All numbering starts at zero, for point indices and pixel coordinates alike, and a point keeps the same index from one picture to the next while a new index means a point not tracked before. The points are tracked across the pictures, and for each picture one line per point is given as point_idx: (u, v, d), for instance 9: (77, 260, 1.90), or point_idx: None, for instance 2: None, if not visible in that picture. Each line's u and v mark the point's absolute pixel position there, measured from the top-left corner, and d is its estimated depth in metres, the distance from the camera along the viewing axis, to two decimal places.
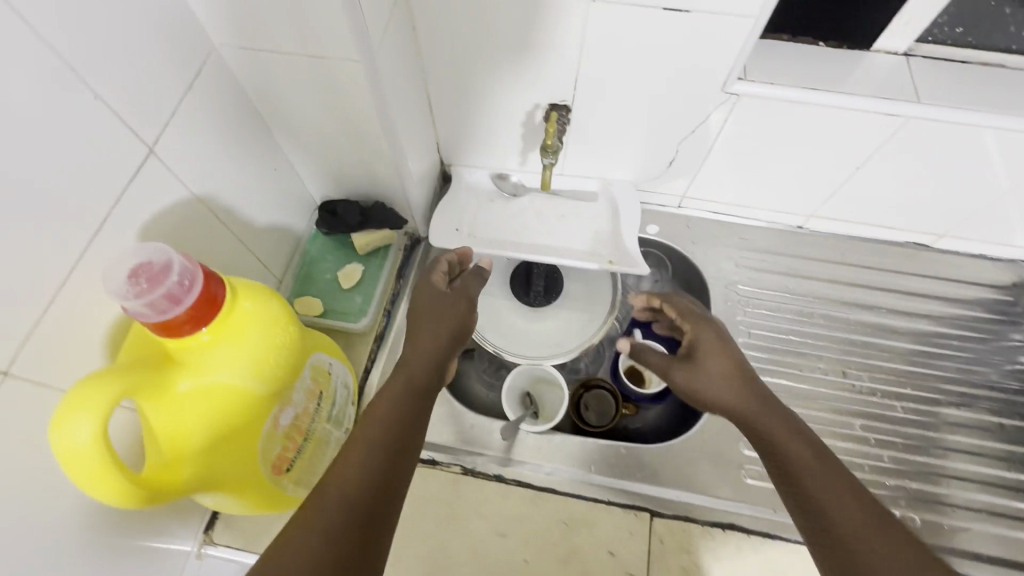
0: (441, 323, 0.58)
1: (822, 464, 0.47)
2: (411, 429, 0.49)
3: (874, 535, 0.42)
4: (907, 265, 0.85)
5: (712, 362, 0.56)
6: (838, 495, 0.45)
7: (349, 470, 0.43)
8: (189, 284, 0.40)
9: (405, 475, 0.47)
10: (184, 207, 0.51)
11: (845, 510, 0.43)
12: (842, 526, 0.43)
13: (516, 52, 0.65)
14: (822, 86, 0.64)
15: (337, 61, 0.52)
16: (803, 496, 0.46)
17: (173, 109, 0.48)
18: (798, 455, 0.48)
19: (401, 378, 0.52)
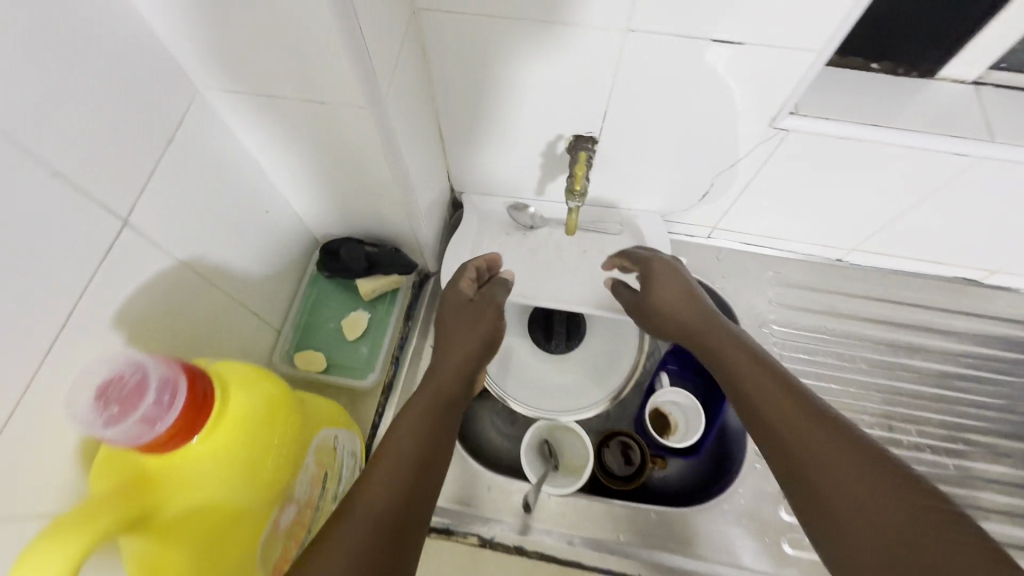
0: (468, 335, 0.63)
1: (797, 408, 0.45)
2: (438, 442, 0.49)
3: (849, 466, 0.39)
4: (955, 302, 0.78)
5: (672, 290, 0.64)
6: (814, 431, 0.43)
7: (381, 479, 0.43)
8: (169, 398, 0.35)
9: (433, 487, 0.46)
10: (169, 275, 0.45)
11: (818, 447, 0.42)
12: (815, 465, 0.41)
13: (539, 81, 0.58)
14: (881, 121, 0.58)
15: (342, 106, 0.45)
16: (779, 443, 0.44)
17: (152, 169, 0.41)
18: (773, 400, 0.47)
19: (423, 397, 0.54)
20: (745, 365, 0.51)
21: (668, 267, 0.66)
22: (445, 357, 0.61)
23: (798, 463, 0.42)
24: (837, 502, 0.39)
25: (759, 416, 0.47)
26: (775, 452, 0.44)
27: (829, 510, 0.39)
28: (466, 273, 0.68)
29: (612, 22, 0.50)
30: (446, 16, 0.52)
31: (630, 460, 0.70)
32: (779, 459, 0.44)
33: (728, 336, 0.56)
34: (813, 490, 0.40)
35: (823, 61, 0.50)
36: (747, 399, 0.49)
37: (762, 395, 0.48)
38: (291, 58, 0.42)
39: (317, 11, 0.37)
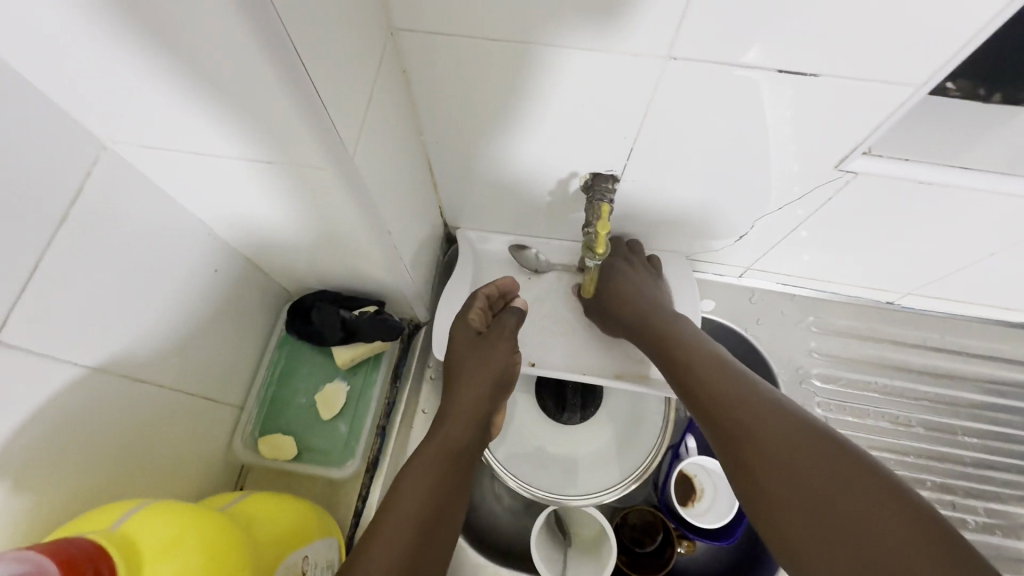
0: (479, 376, 0.54)
1: (756, 408, 0.42)
2: (447, 500, 0.46)
3: (813, 471, 0.36)
4: (1021, 352, 0.69)
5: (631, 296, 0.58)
6: (772, 435, 0.39)
7: (384, 548, 0.40)
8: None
9: (437, 552, 0.43)
10: (79, 384, 0.35)
11: (777, 452, 0.38)
12: (773, 474, 0.38)
13: (550, 115, 0.47)
14: (968, 162, 0.47)
15: (295, 164, 0.35)
16: (737, 454, 0.41)
17: (33, 261, 0.31)
18: (728, 401, 0.43)
19: (438, 441, 0.49)
20: (699, 363, 0.48)
21: (618, 264, 0.61)
22: (455, 402, 0.53)
23: (756, 473, 0.39)
24: (796, 512, 0.35)
25: (713, 419, 0.44)
26: (732, 462, 0.41)
27: (790, 523, 0.36)
28: (476, 301, 0.58)
29: (656, 46, 0.39)
30: (431, 38, 0.41)
31: (652, 543, 0.62)
32: (737, 469, 0.41)
33: (683, 334, 0.53)
34: (773, 501, 0.37)
35: (919, 94, 0.40)
36: (700, 401, 0.45)
37: (716, 396, 0.44)
38: (226, 112, 0.31)
39: (248, 58, 0.27)
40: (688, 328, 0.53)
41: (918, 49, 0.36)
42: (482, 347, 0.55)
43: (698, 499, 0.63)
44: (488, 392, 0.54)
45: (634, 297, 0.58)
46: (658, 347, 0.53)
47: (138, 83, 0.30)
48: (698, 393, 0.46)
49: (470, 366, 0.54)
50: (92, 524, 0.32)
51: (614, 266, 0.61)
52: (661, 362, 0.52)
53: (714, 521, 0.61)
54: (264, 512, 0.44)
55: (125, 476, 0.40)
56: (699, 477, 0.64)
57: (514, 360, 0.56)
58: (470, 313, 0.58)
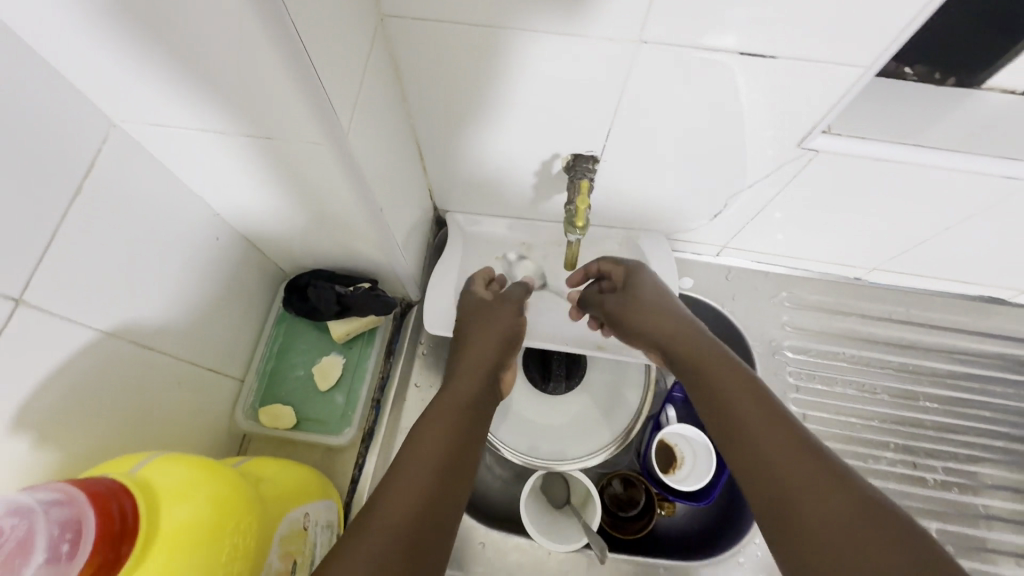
0: (488, 332, 0.58)
1: (766, 410, 0.42)
2: (463, 448, 0.46)
3: (815, 474, 0.37)
4: (981, 323, 0.73)
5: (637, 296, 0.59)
6: (780, 439, 0.40)
7: (398, 488, 0.40)
8: (72, 545, 0.28)
9: (458, 494, 0.43)
10: (93, 347, 0.38)
11: (781, 450, 0.39)
12: (774, 470, 0.38)
13: (532, 98, 0.50)
14: (921, 140, 0.50)
15: (292, 141, 0.38)
16: (738, 445, 0.42)
17: (51, 231, 0.34)
18: (737, 400, 0.44)
19: (448, 396, 0.50)
20: (710, 359, 0.48)
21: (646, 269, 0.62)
22: (464, 361, 0.55)
23: (759, 467, 0.39)
24: (795, 508, 0.36)
25: (721, 415, 0.44)
26: (734, 454, 0.42)
27: (786, 517, 0.36)
28: (479, 278, 0.64)
29: (627, 31, 0.42)
30: (417, 23, 0.44)
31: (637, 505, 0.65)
32: (739, 461, 0.41)
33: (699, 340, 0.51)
34: (774, 496, 0.37)
35: (871, 74, 0.43)
36: (710, 394, 0.46)
37: (725, 393, 0.45)
38: (229, 90, 0.34)
39: (249, 37, 0.29)
40: (701, 327, 0.54)
41: (866, 31, 0.40)
42: (490, 309, 0.60)
43: (680, 467, 0.66)
44: (496, 349, 0.57)
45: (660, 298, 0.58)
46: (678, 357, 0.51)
47: (145, 64, 0.33)
48: (708, 389, 0.47)
49: (480, 323, 0.58)
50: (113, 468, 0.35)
51: (635, 265, 0.62)
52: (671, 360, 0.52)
53: (696, 483, 0.64)
54: (268, 473, 0.46)
55: (137, 438, 0.43)
56: (681, 446, 0.67)
57: (519, 321, 0.60)
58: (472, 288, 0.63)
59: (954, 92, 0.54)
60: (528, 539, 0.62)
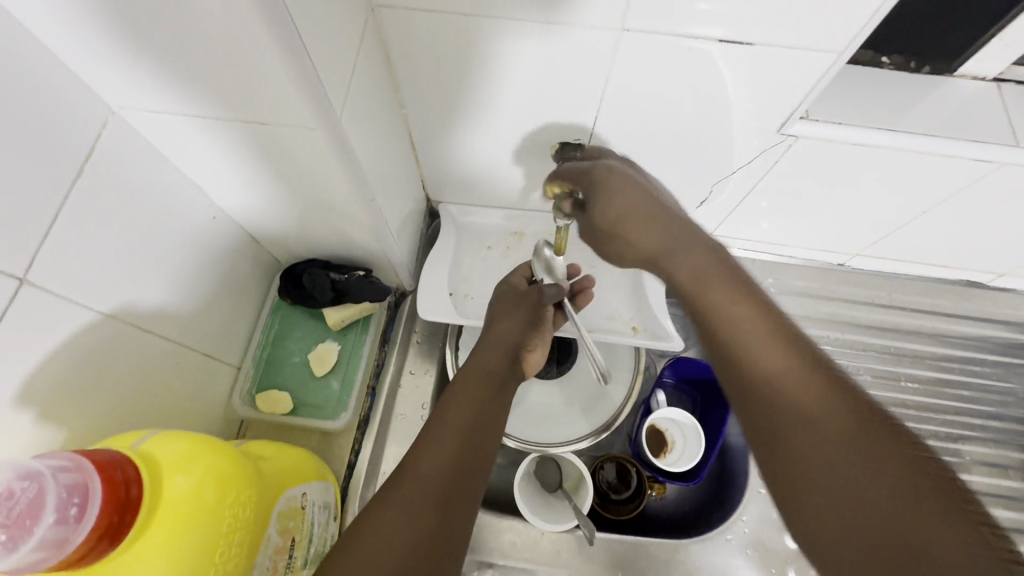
0: (512, 314, 0.57)
1: (785, 353, 0.35)
2: (489, 414, 0.46)
3: (826, 420, 0.31)
4: (960, 306, 0.75)
5: (625, 208, 0.46)
6: (805, 393, 0.32)
7: (429, 451, 0.40)
8: (79, 509, 0.30)
9: (486, 458, 0.43)
10: (92, 329, 0.39)
11: (808, 409, 0.32)
12: (794, 434, 0.31)
13: (519, 87, 0.52)
14: (897, 125, 0.52)
15: (284, 127, 0.39)
16: (755, 407, 0.35)
17: (52, 214, 0.35)
18: (757, 348, 0.36)
19: (473, 369, 0.50)
20: (730, 296, 0.40)
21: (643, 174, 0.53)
22: (488, 339, 0.55)
23: (782, 433, 0.32)
24: (816, 487, 0.29)
25: (735, 373, 0.37)
26: (754, 414, 0.35)
27: (810, 500, 0.29)
28: (518, 271, 0.64)
29: (610, 18, 0.43)
30: (407, 12, 0.45)
31: (627, 486, 0.67)
32: (760, 426, 0.34)
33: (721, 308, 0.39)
34: (793, 471, 0.31)
35: (844, 59, 0.45)
36: (723, 343, 0.38)
37: (745, 345, 0.37)
38: (223, 75, 0.35)
39: (243, 20, 0.30)
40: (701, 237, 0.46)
41: (839, 15, 0.41)
42: (516, 294, 0.60)
43: (670, 451, 0.68)
44: (520, 329, 0.57)
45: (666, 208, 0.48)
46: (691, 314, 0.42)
47: (140, 48, 0.34)
48: (720, 338, 0.39)
49: (505, 308, 0.59)
50: (118, 441, 0.36)
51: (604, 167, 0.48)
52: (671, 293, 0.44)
53: (685, 464, 0.65)
54: (268, 453, 0.48)
55: (137, 419, 0.44)
56: (670, 430, 0.69)
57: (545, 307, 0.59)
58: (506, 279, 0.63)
59: (928, 80, 0.56)
60: (522, 521, 0.63)
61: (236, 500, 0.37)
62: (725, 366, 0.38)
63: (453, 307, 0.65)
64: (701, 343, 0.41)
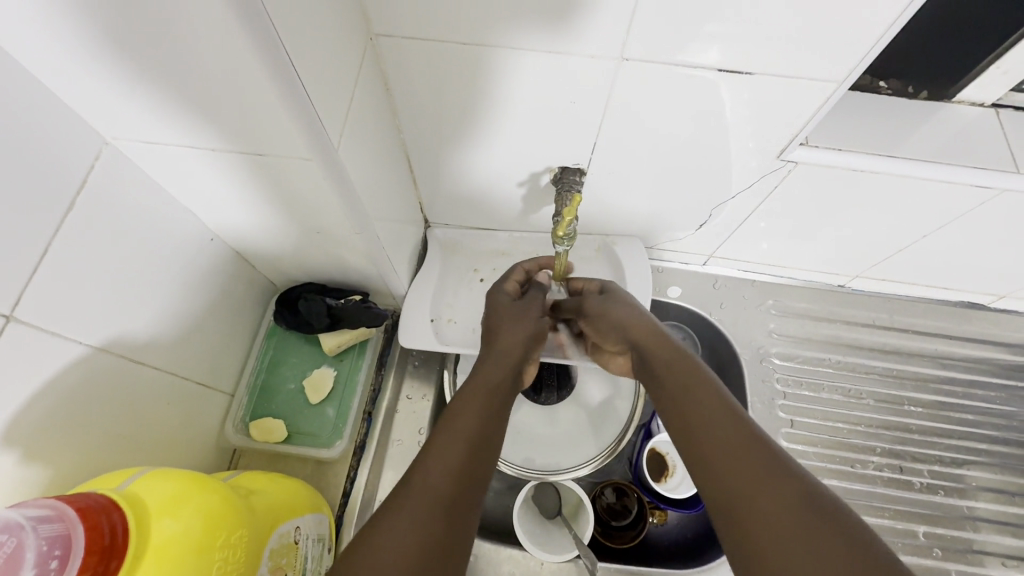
0: (516, 327, 0.57)
1: (739, 427, 0.39)
2: (490, 426, 0.45)
3: (756, 463, 0.36)
4: (962, 328, 0.75)
5: (617, 298, 0.57)
6: (753, 465, 0.36)
7: (434, 461, 0.40)
8: (60, 562, 0.29)
9: (485, 470, 0.42)
10: (82, 364, 0.38)
11: (759, 477, 0.35)
12: (744, 500, 0.35)
13: (519, 114, 0.52)
14: (897, 152, 0.52)
15: (281, 158, 0.39)
16: (707, 474, 0.38)
17: (42, 249, 0.34)
18: (717, 419, 0.40)
19: (477, 380, 0.50)
20: (695, 381, 0.44)
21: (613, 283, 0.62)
22: (493, 349, 0.54)
23: (733, 493, 0.36)
24: (766, 545, 0.32)
25: (695, 441, 0.41)
26: (709, 479, 0.38)
27: (763, 554, 0.32)
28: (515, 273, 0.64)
29: (609, 49, 0.43)
30: (409, 42, 0.45)
31: (627, 513, 0.66)
32: (713, 488, 0.37)
33: (685, 368, 0.46)
34: (750, 526, 0.34)
35: (844, 89, 0.45)
36: (686, 415, 0.43)
37: (704, 422, 0.41)
38: (220, 109, 0.35)
39: (238, 56, 0.30)
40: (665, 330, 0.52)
41: (836, 46, 0.41)
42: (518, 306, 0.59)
43: (669, 477, 0.66)
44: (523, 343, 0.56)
45: (635, 313, 0.54)
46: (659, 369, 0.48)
47: (135, 84, 0.33)
48: (682, 412, 0.43)
49: (507, 318, 0.58)
50: (106, 482, 0.35)
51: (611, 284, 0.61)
52: (648, 364, 0.50)
53: (685, 491, 0.64)
54: (260, 486, 0.46)
55: (123, 453, 0.43)
56: (671, 454, 0.67)
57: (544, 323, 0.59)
58: (506, 285, 0.63)
59: (927, 105, 0.56)
60: (521, 550, 0.62)
61: (227, 542, 0.35)
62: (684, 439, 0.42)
63: (435, 332, 0.64)
64: (664, 416, 0.45)
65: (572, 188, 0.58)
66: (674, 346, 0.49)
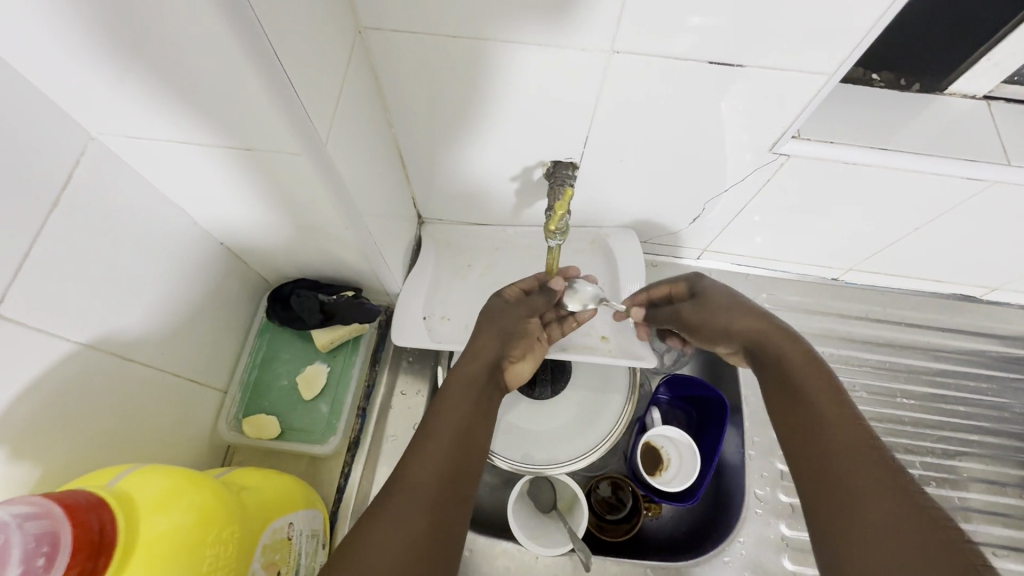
0: (492, 324, 0.57)
1: (852, 441, 0.40)
2: (477, 422, 0.47)
3: (869, 478, 0.37)
4: (954, 320, 0.75)
5: (720, 302, 0.56)
6: (867, 483, 0.37)
7: (418, 461, 0.42)
8: (47, 559, 0.29)
9: (473, 468, 0.44)
10: (68, 363, 0.38)
11: (870, 490, 0.37)
12: (855, 509, 0.36)
13: (513, 109, 0.51)
14: (888, 144, 0.52)
15: (270, 153, 0.38)
16: (819, 481, 0.39)
17: (25, 248, 0.34)
18: (837, 427, 0.41)
19: (457, 377, 0.51)
20: (812, 385, 0.45)
21: (704, 278, 0.61)
22: (471, 347, 0.55)
23: (840, 497, 0.38)
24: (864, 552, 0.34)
25: (808, 448, 0.42)
26: (812, 478, 0.40)
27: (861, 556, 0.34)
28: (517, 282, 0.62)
29: (601, 40, 0.43)
30: (395, 34, 0.44)
31: (621, 505, 0.66)
32: (817, 494, 0.39)
33: (805, 375, 0.46)
34: (850, 537, 0.35)
35: (837, 79, 0.45)
36: (795, 423, 0.44)
37: (819, 426, 0.42)
38: (206, 104, 0.34)
39: (222, 50, 0.29)
40: (778, 321, 0.52)
41: (827, 37, 0.41)
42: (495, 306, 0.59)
43: (664, 471, 0.66)
44: (502, 336, 0.56)
45: (736, 316, 0.54)
46: (774, 377, 0.48)
47: (117, 77, 0.33)
48: (793, 409, 0.45)
49: (487, 317, 0.58)
50: (94, 481, 0.35)
51: (695, 275, 0.61)
52: (759, 365, 0.51)
53: (679, 484, 0.63)
54: (253, 483, 0.46)
55: (113, 452, 0.43)
56: (666, 447, 0.67)
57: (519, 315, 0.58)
58: (505, 287, 0.62)
59: (919, 97, 0.56)
60: (516, 545, 0.62)
61: (218, 538, 0.36)
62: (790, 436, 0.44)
63: (427, 328, 0.64)
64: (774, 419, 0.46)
65: (563, 181, 0.58)
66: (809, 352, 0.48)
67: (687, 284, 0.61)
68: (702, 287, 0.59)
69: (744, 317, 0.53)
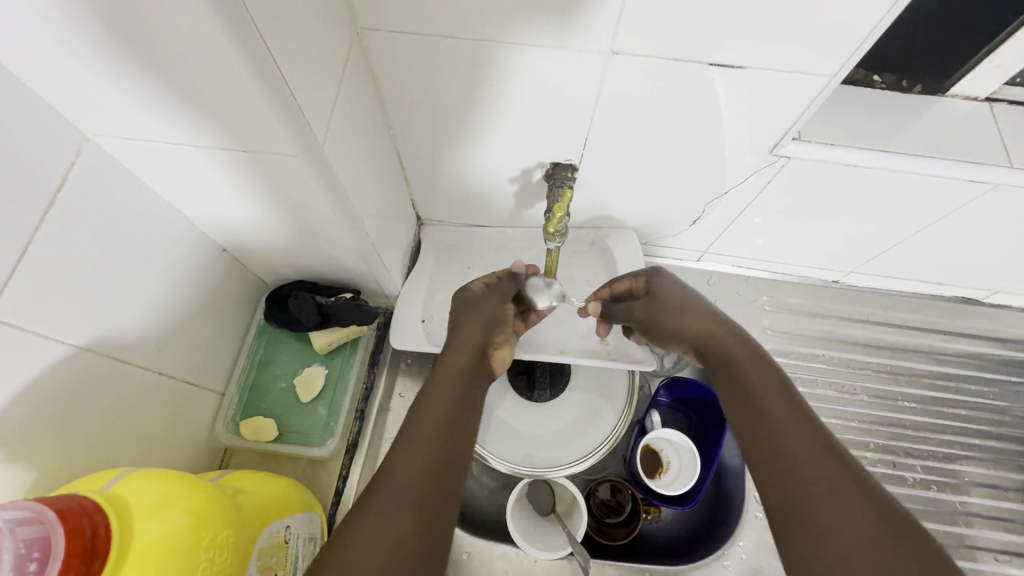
0: (474, 315, 0.56)
1: (807, 440, 0.40)
2: (461, 416, 0.47)
3: (826, 477, 0.37)
4: (956, 323, 0.74)
5: (669, 301, 0.55)
6: (822, 482, 0.37)
7: (405, 455, 0.41)
8: (39, 564, 0.29)
9: (460, 461, 0.44)
10: (62, 366, 0.38)
11: (827, 489, 0.36)
12: (813, 510, 0.36)
13: (511, 111, 0.51)
14: (890, 146, 0.52)
15: (266, 154, 0.38)
16: (775, 481, 0.39)
17: (19, 250, 0.34)
18: (793, 429, 0.41)
19: (441, 370, 0.50)
20: (766, 388, 0.44)
21: (660, 274, 0.59)
22: (454, 339, 0.54)
23: (796, 497, 0.37)
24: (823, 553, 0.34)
25: (762, 449, 0.41)
26: (771, 485, 0.39)
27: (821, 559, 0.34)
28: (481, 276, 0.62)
29: (601, 42, 0.43)
30: (394, 36, 0.44)
31: (620, 509, 0.66)
32: (773, 494, 0.38)
33: (760, 373, 0.46)
34: (810, 538, 0.35)
35: (837, 81, 0.45)
36: (750, 424, 0.43)
37: (776, 431, 0.41)
38: (201, 104, 0.34)
39: (218, 52, 0.29)
40: (724, 316, 0.52)
41: (827, 39, 0.41)
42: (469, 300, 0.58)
43: (663, 474, 0.66)
44: (484, 329, 0.55)
45: (693, 313, 0.52)
46: (729, 376, 0.47)
47: (110, 79, 0.33)
48: (749, 410, 0.44)
49: (469, 309, 0.57)
50: (88, 485, 0.35)
51: (653, 270, 0.59)
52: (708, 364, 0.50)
53: (678, 488, 0.63)
54: (248, 485, 0.46)
55: (109, 455, 0.42)
56: (665, 451, 0.67)
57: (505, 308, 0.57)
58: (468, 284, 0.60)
59: (921, 99, 0.56)
60: (515, 548, 0.62)
61: (212, 542, 0.35)
62: (749, 443, 0.43)
63: (426, 330, 0.63)
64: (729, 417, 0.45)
65: (562, 183, 0.57)
66: (756, 352, 0.47)
67: (642, 280, 0.59)
68: (660, 283, 0.57)
69: (698, 314, 0.52)
